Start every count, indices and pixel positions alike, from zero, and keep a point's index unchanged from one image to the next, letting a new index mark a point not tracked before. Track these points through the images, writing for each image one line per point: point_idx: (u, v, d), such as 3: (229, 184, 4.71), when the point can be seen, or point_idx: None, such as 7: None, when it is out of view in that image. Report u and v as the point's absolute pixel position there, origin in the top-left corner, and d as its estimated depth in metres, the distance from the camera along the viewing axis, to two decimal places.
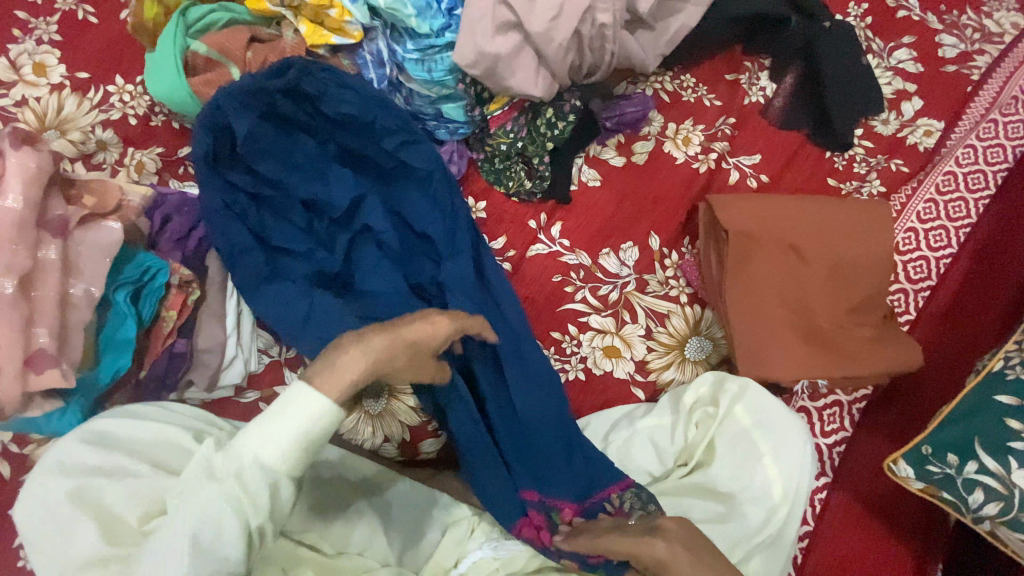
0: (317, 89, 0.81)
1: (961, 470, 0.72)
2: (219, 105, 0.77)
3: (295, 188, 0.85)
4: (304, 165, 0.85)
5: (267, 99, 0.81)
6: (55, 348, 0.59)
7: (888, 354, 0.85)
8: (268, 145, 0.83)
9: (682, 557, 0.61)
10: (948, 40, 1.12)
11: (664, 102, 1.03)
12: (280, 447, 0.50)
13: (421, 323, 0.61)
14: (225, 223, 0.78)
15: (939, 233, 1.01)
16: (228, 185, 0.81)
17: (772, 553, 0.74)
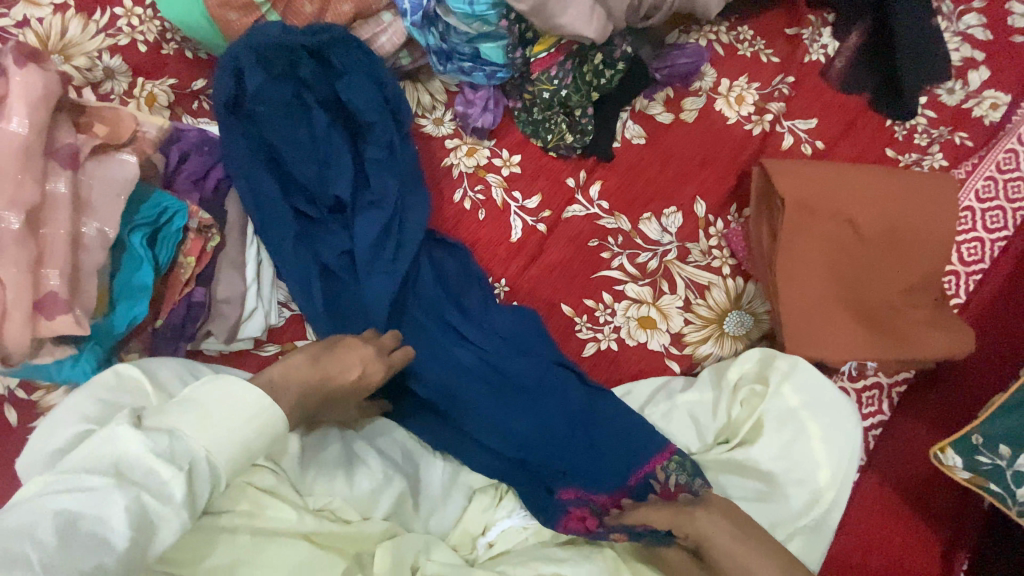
0: (343, 63, 0.76)
1: (1012, 463, 0.71)
2: (237, 56, 0.72)
3: (294, 164, 0.75)
4: (309, 141, 0.76)
5: (290, 56, 0.75)
6: (67, 292, 0.53)
7: (939, 339, 0.81)
8: (275, 108, 0.75)
9: (721, 519, 0.61)
10: (1019, 7, 1.02)
11: (719, 55, 0.95)
12: (229, 444, 0.45)
13: (346, 360, 0.60)
14: (252, 177, 0.73)
15: (997, 214, 0.94)
16: (250, 140, 0.75)
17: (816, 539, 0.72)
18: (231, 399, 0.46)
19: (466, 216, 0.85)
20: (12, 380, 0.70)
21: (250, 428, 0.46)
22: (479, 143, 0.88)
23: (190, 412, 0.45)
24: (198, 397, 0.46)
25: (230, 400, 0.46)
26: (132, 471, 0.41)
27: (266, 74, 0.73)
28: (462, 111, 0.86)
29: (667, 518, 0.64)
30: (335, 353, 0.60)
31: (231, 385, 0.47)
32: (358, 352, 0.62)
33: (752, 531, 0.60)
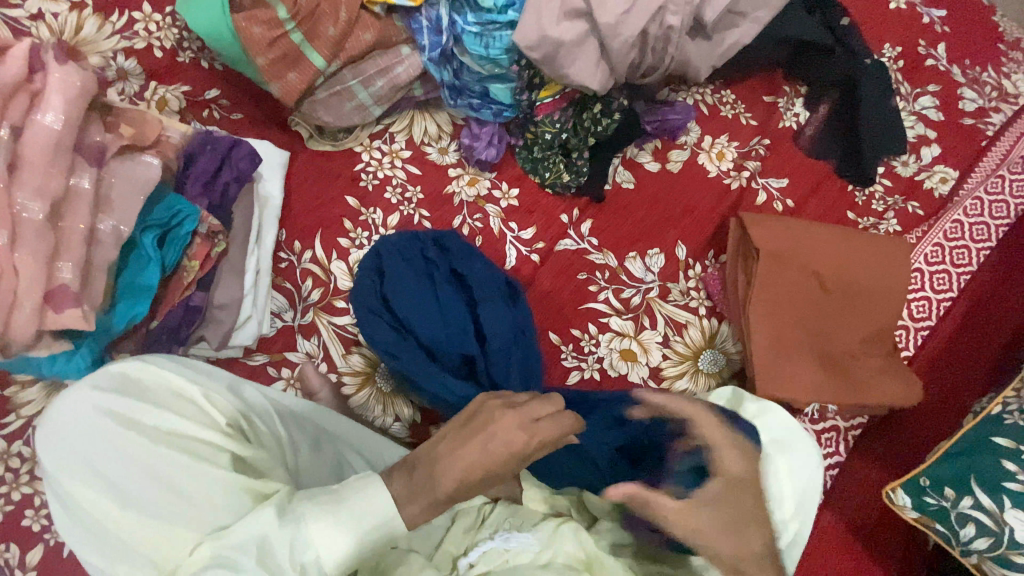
0: (461, 247, 0.83)
1: (957, 504, 0.76)
2: (379, 252, 0.81)
3: (433, 333, 0.78)
4: (446, 303, 0.80)
5: (417, 245, 0.82)
6: (78, 286, 0.56)
7: (891, 386, 0.88)
8: (411, 284, 0.79)
9: (749, 498, 0.65)
10: (968, 93, 1.16)
11: (703, 114, 1.04)
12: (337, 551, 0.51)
13: (480, 446, 0.52)
14: (402, 352, 0.76)
15: (943, 276, 1.04)
16: (397, 323, 0.78)
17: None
18: (356, 509, 0.52)
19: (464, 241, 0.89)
20: None
21: (365, 531, 0.52)
22: (480, 175, 0.92)
23: (319, 506, 0.52)
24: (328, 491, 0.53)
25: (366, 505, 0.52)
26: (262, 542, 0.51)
27: (401, 261, 0.80)
28: (468, 143, 0.91)
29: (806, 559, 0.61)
30: (473, 431, 0.53)
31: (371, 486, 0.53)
32: (499, 424, 0.53)
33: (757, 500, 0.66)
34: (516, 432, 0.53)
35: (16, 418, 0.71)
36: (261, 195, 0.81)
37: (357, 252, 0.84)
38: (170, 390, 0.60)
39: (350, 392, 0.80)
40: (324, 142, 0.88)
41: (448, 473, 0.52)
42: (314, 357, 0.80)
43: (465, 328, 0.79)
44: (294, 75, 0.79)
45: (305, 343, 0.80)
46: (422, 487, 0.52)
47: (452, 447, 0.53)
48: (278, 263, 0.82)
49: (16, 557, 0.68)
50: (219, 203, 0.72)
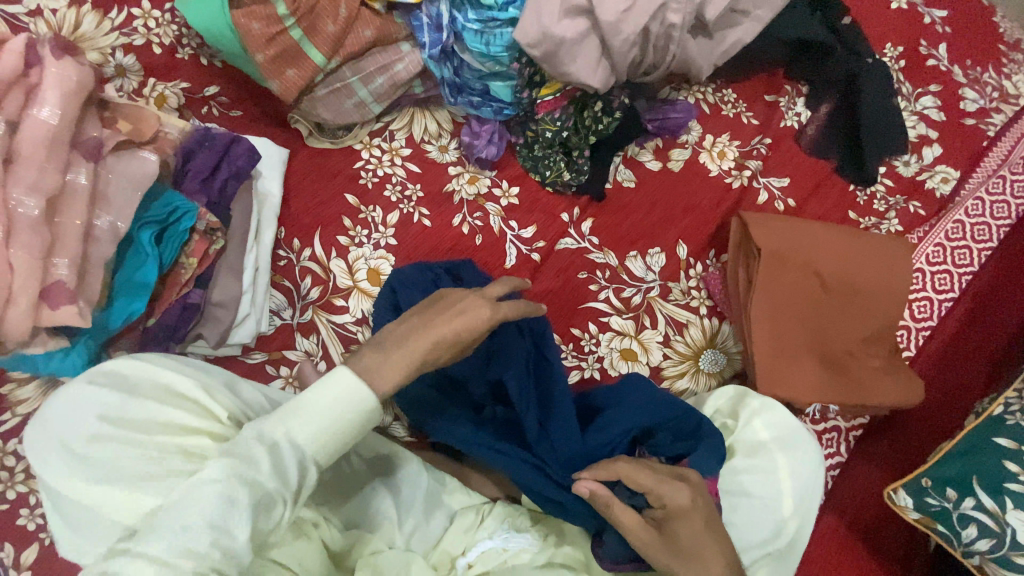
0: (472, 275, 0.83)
1: (958, 506, 0.76)
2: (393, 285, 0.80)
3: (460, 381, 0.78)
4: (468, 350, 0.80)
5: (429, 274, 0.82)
6: (74, 282, 0.55)
7: (889, 387, 0.88)
8: None
9: (697, 523, 0.62)
10: (969, 94, 1.15)
11: (704, 113, 1.03)
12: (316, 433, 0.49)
13: (459, 313, 0.57)
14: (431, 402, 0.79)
15: (944, 276, 1.03)
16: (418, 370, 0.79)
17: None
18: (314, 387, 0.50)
19: (463, 240, 0.88)
20: None
21: (336, 411, 0.49)
22: (480, 173, 0.92)
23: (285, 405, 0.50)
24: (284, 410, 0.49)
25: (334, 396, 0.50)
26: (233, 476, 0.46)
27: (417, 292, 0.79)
28: (468, 141, 0.91)
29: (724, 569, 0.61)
30: (441, 306, 0.58)
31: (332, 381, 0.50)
32: (467, 298, 0.59)
33: (717, 536, 0.63)
34: (481, 305, 0.58)
35: (13, 416, 0.70)
36: (260, 192, 0.81)
37: (356, 250, 0.84)
38: (155, 381, 0.58)
39: None
40: (324, 139, 0.87)
41: (414, 341, 0.55)
42: (312, 356, 0.79)
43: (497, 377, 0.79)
44: (294, 72, 0.78)
45: (303, 342, 0.79)
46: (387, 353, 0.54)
47: (418, 321, 0.57)
48: (277, 261, 0.82)
49: (11, 556, 0.68)
50: (218, 200, 0.71)
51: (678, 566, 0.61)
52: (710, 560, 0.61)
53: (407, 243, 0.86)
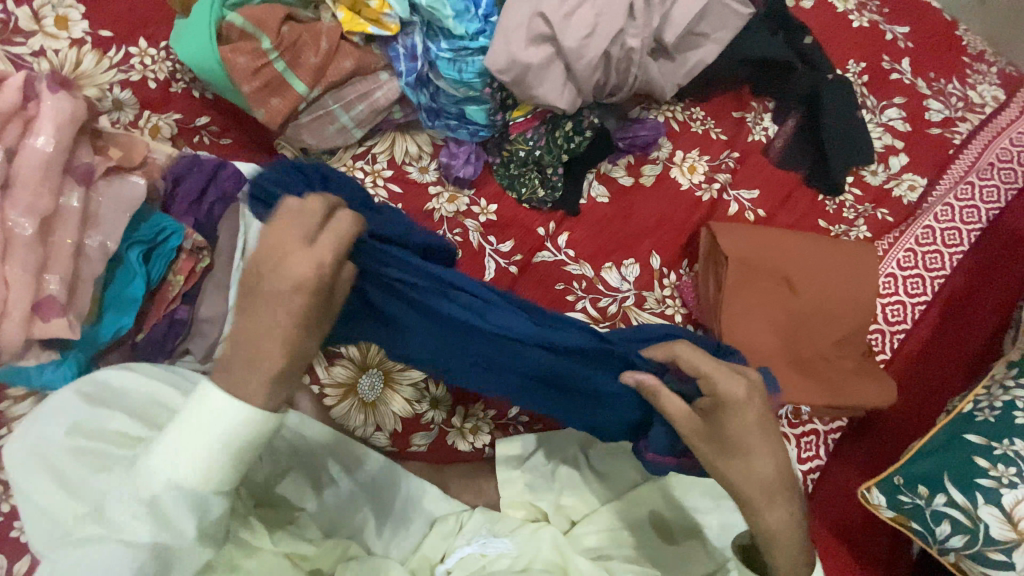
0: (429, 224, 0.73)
1: (931, 502, 0.77)
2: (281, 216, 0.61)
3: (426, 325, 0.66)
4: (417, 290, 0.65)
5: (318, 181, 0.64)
6: (64, 297, 0.59)
7: (864, 389, 0.90)
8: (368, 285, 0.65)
9: (752, 415, 0.61)
10: (934, 104, 1.20)
11: (674, 130, 1.08)
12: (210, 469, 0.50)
13: (279, 297, 0.50)
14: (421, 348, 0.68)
15: (917, 281, 1.06)
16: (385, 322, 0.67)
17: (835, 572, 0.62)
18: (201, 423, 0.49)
19: None
20: None
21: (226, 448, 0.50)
22: (459, 192, 0.96)
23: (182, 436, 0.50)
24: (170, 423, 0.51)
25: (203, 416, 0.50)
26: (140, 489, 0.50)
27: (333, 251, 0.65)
28: (445, 162, 0.94)
29: (771, 473, 0.61)
30: (255, 299, 0.51)
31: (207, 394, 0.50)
32: (292, 256, 0.50)
33: (772, 438, 0.62)
34: (304, 260, 0.50)
35: (5, 432, 0.73)
36: None
37: None
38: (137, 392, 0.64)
39: (331, 403, 0.83)
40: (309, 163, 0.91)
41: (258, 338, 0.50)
42: (296, 370, 0.82)
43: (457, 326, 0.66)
44: (278, 101, 0.83)
45: None
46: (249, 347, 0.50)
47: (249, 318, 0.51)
48: None
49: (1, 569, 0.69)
50: (205, 220, 0.75)
51: (727, 458, 0.61)
52: (757, 454, 0.61)
53: None
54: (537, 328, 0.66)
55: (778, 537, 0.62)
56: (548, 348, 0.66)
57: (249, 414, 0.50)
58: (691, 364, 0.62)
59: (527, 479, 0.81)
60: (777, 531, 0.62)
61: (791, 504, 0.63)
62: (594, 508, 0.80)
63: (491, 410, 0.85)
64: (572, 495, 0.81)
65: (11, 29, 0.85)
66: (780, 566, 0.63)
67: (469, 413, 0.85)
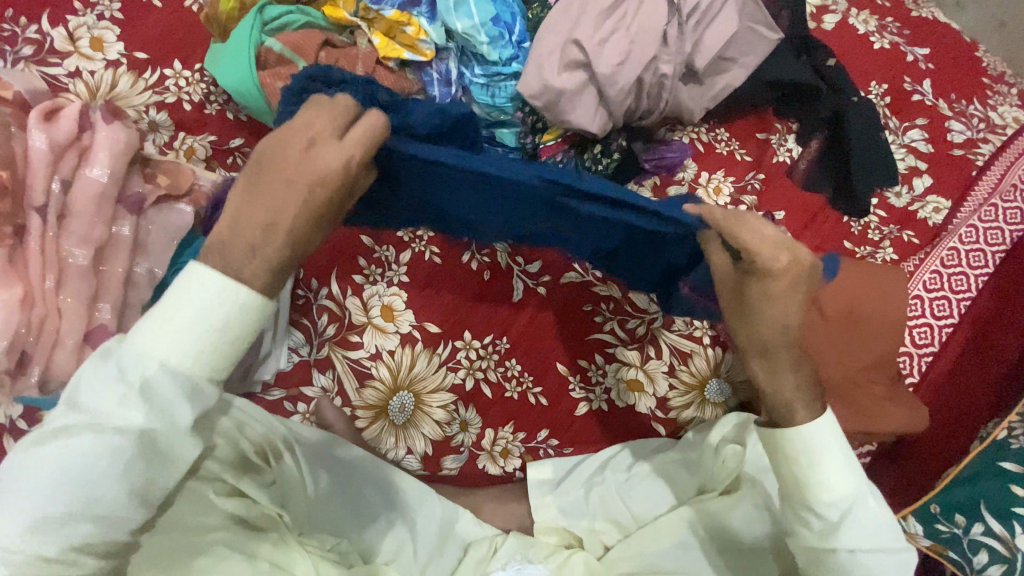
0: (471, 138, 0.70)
1: (968, 531, 0.76)
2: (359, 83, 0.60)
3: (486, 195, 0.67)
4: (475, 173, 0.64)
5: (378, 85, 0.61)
6: (114, 326, 0.62)
7: (894, 414, 0.90)
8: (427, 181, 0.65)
9: (786, 278, 0.56)
10: (956, 126, 1.20)
11: (699, 151, 1.08)
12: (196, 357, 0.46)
13: (276, 189, 0.48)
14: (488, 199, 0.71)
15: (943, 303, 1.06)
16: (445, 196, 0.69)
17: (873, 515, 0.57)
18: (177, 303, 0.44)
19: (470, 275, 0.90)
20: (17, 410, 0.73)
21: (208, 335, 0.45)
22: None
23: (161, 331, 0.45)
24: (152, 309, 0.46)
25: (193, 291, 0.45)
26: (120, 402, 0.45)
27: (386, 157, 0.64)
28: None
29: (773, 328, 0.57)
30: (259, 182, 0.49)
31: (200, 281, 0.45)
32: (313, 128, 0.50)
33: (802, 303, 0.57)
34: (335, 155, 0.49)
35: None
36: None
37: (371, 288, 0.87)
38: None
39: (362, 425, 0.83)
40: None
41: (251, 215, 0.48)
42: (329, 392, 0.83)
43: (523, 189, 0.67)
44: None
45: (321, 378, 0.83)
46: (260, 199, 0.48)
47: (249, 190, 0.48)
48: (297, 300, 0.86)
49: None
50: None
51: (739, 312, 0.60)
52: (773, 317, 0.57)
53: (418, 279, 0.89)
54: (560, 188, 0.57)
55: (771, 396, 0.60)
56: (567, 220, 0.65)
57: (243, 296, 0.46)
58: (717, 240, 0.58)
59: (560, 504, 0.81)
60: (768, 374, 0.60)
61: (802, 385, 0.59)
62: (628, 533, 0.80)
63: (521, 433, 0.86)
64: (604, 521, 0.81)
65: (47, 50, 0.88)
66: (778, 412, 0.60)
67: (498, 436, 0.86)
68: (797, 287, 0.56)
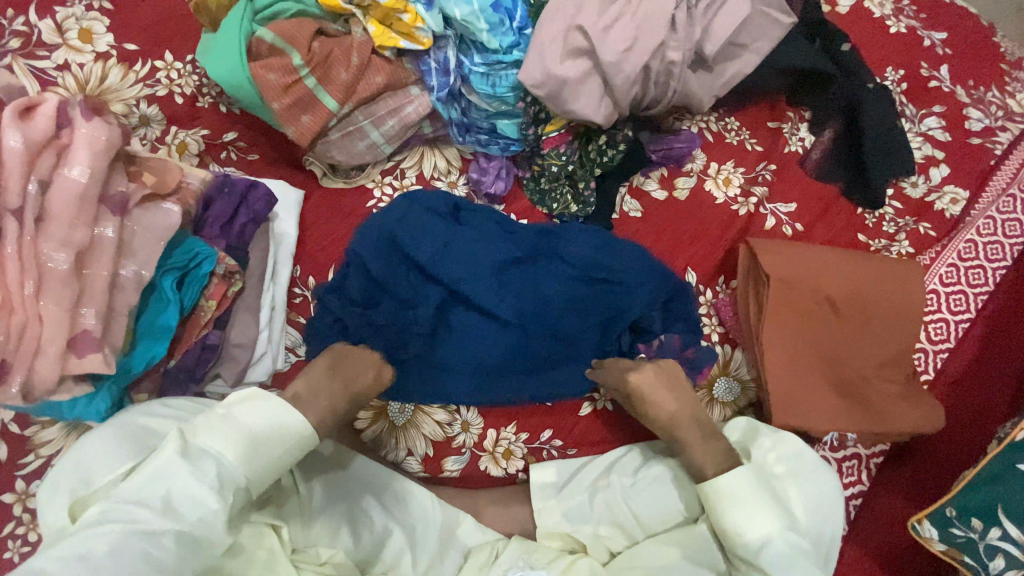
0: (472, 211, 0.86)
1: (985, 536, 0.74)
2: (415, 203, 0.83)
3: (533, 278, 0.84)
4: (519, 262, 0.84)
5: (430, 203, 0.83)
6: (99, 331, 0.59)
7: (909, 415, 0.87)
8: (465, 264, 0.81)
9: (664, 393, 0.78)
10: (974, 113, 1.16)
11: (708, 141, 1.05)
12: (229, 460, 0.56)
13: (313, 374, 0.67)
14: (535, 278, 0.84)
15: (959, 297, 1.02)
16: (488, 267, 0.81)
17: (791, 552, 0.66)
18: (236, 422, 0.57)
19: None
20: (9, 414, 0.72)
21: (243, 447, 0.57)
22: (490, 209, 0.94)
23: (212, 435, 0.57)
24: (219, 416, 0.58)
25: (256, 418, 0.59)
26: (174, 490, 0.52)
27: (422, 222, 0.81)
28: (476, 177, 0.92)
29: (665, 420, 0.77)
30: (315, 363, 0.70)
31: (257, 407, 0.59)
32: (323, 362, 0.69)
33: (679, 398, 0.78)
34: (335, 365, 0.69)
35: (36, 457, 0.72)
36: (276, 234, 0.83)
37: None
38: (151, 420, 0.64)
39: (364, 426, 0.82)
40: (337, 180, 0.89)
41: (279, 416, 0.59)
42: None
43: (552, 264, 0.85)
44: (308, 118, 0.81)
45: None
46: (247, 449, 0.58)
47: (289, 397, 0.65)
48: (293, 298, 0.82)
49: None
50: (237, 243, 0.73)
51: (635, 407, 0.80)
52: (664, 410, 0.77)
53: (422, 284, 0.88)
54: (572, 276, 0.84)
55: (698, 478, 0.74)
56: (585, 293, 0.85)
57: (278, 435, 0.59)
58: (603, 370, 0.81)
59: (563, 508, 0.80)
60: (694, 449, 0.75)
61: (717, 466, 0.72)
62: (634, 539, 0.78)
63: (525, 433, 0.84)
64: (609, 526, 0.79)
65: (34, 42, 0.85)
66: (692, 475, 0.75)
67: (501, 436, 0.84)
68: (661, 389, 0.78)
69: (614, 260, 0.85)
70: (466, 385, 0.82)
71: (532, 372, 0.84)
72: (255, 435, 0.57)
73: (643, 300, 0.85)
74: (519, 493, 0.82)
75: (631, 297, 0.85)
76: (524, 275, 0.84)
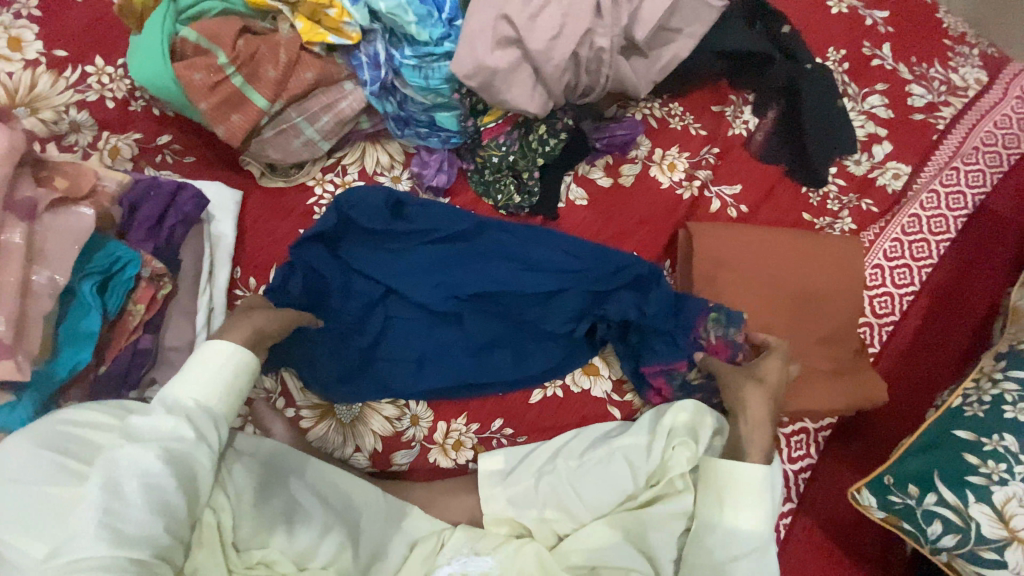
0: (420, 212, 0.87)
1: (921, 502, 0.76)
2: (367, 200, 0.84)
3: (467, 265, 0.87)
4: (452, 254, 0.87)
5: (391, 205, 0.86)
6: (11, 338, 0.58)
7: (850, 389, 0.89)
8: (412, 267, 0.86)
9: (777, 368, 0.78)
10: (917, 90, 1.18)
11: (653, 128, 1.05)
12: (212, 391, 0.61)
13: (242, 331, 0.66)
14: (467, 262, 0.87)
15: (904, 271, 1.04)
16: (420, 263, 0.86)
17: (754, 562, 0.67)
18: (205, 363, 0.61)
19: None
20: None
21: (229, 374, 0.62)
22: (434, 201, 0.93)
23: (190, 377, 0.61)
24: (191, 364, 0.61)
25: (210, 359, 0.62)
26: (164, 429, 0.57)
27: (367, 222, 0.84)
28: (417, 171, 0.92)
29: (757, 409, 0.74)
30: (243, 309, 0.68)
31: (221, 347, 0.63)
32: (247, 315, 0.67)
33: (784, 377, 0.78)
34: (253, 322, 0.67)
35: None
36: (213, 234, 0.83)
37: None
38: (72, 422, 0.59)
39: (309, 425, 0.82)
40: (277, 178, 0.89)
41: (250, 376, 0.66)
42: (271, 394, 0.82)
43: (493, 257, 0.88)
44: (238, 116, 0.80)
45: (264, 380, 0.82)
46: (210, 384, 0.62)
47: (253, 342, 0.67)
48: (235, 301, 0.83)
49: None
50: (165, 245, 0.74)
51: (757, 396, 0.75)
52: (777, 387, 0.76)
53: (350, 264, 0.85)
54: (506, 262, 0.88)
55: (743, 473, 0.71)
56: (521, 283, 0.86)
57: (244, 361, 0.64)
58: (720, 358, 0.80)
59: (509, 494, 0.80)
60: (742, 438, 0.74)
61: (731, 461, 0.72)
62: (580, 522, 0.80)
63: (474, 424, 0.85)
64: (555, 510, 0.80)
65: None
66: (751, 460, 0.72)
67: (451, 428, 0.84)
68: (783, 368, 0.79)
69: (562, 256, 0.88)
70: (405, 373, 0.84)
71: (471, 355, 0.85)
72: (233, 369, 0.63)
73: (576, 292, 0.87)
74: (467, 483, 0.82)
75: (558, 276, 0.87)
76: (458, 266, 0.87)
